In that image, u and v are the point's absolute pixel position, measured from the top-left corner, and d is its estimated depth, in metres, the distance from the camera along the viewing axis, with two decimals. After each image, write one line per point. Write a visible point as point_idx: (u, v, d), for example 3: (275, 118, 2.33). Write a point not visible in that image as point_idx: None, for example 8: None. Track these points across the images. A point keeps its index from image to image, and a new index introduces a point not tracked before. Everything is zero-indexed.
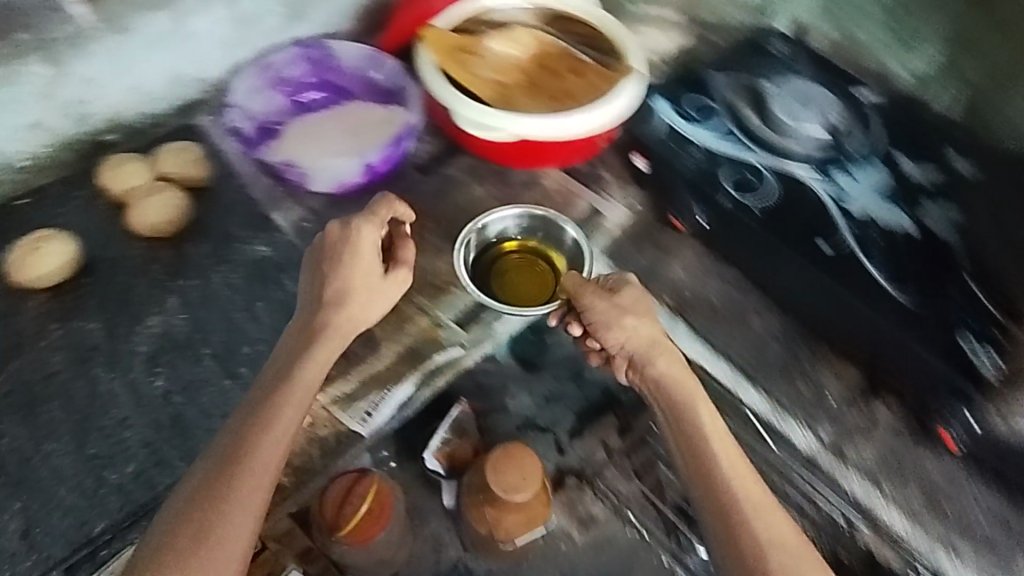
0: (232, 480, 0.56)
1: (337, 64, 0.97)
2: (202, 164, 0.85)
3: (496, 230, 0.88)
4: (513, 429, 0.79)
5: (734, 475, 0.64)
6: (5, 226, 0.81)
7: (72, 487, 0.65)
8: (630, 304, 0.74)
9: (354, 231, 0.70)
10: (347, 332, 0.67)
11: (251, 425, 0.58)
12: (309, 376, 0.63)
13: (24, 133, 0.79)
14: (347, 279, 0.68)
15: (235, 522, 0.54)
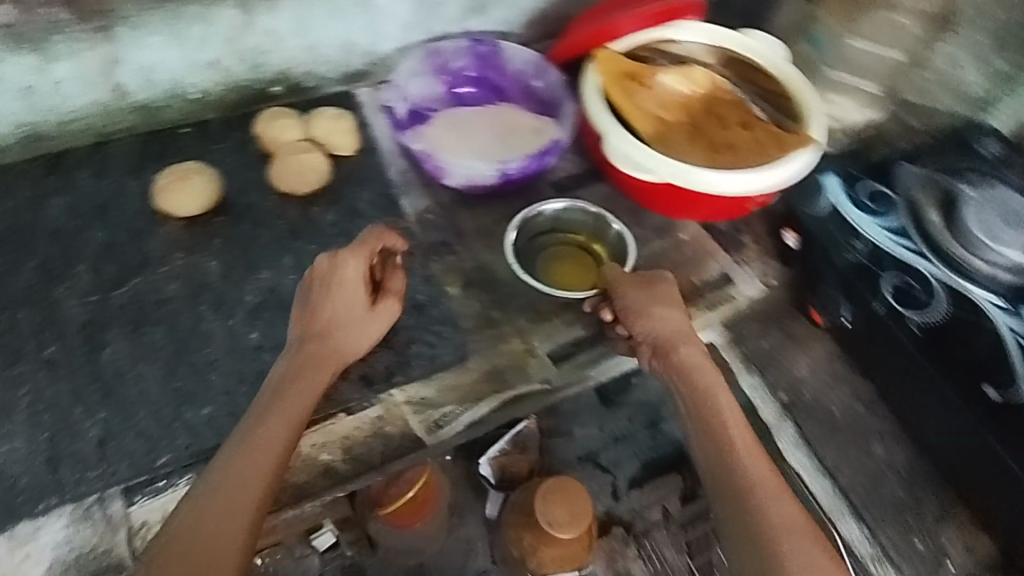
0: (219, 502, 0.55)
1: (501, 65, 0.96)
2: (352, 137, 0.86)
3: (547, 215, 0.85)
4: (574, 458, 0.93)
5: (752, 461, 0.64)
6: (164, 148, 0.85)
7: (151, 412, 0.65)
8: (664, 292, 0.74)
9: (341, 263, 0.69)
10: (335, 363, 0.66)
11: (245, 442, 0.59)
12: (291, 396, 0.62)
13: (202, 69, 0.83)
14: (331, 313, 0.67)
15: (227, 523, 0.55)
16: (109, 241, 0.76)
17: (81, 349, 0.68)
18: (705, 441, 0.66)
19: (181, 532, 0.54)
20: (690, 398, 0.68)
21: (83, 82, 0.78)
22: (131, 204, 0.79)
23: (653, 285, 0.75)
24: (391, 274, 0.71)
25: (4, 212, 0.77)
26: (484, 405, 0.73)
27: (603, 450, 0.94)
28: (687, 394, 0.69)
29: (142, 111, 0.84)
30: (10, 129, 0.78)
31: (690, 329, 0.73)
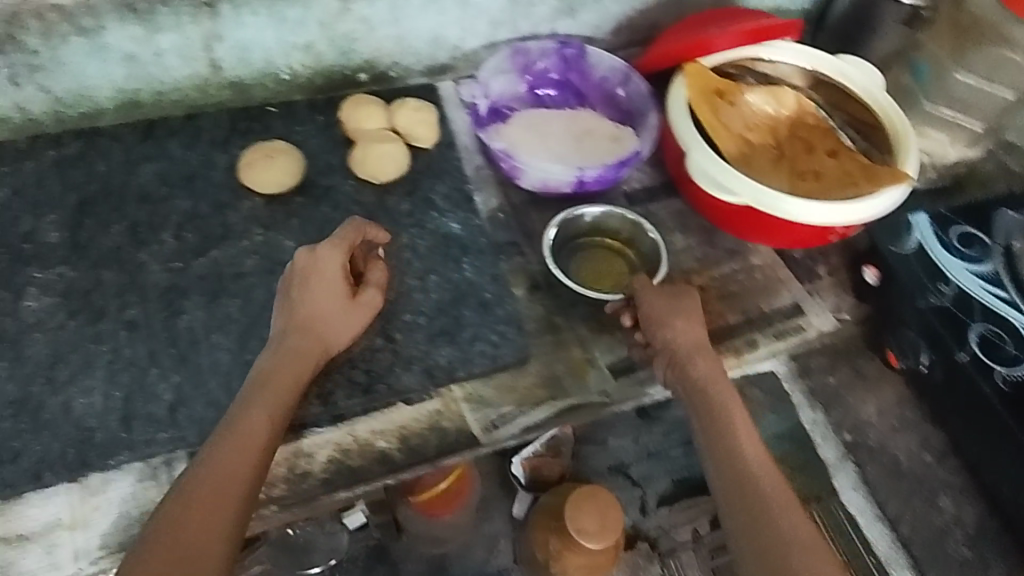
0: (203, 491, 0.55)
1: (585, 70, 0.96)
2: (432, 130, 0.86)
3: (587, 217, 0.84)
4: (605, 467, 1.06)
5: (768, 479, 0.62)
6: (252, 125, 0.87)
7: (221, 382, 0.67)
8: (687, 304, 0.73)
9: (320, 255, 0.67)
10: (317, 355, 0.65)
11: (225, 435, 0.58)
12: (276, 386, 0.62)
13: (296, 51, 0.85)
14: (310, 306, 0.66)
15: (210, 513, 0.54)
16: (193, 210, 0.78)
17: (160, 314, 0.70)
18: (719, 457, 0.64)
19: (166, 521, 0.54)
20: (704, 413, 0.67)
21: (182, 55, 0.80)
22: (216, 177, 0.81)
23: (681, 297, 0.73)
24: (373, 268, 0.70)
25: (99, 174, 0.79)
26: (540, 410, 0.73)
27: (635, 464, 1.07)
28: (700, 409, 0.67)
29: (234, 87, 0.86)
30: (111, 94, 0.81)
31: (705, 344, 0.71)
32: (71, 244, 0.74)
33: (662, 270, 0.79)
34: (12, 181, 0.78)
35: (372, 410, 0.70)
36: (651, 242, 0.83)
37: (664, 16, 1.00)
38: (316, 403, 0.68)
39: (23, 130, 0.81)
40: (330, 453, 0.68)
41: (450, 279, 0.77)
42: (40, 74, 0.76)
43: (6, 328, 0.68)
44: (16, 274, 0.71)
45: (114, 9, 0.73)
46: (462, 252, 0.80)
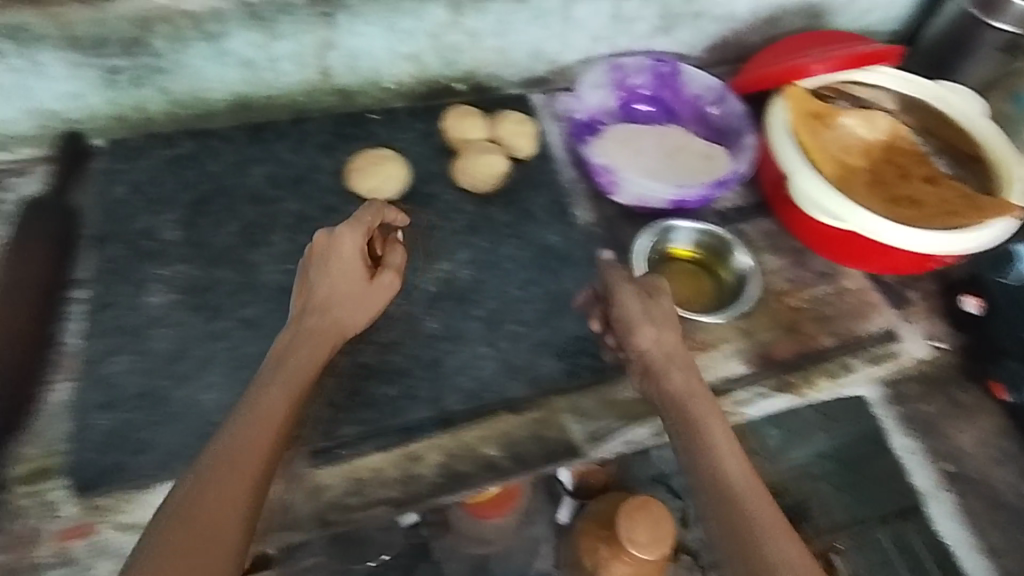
0: (220, 467, 0.55)
1: (679, 88, 0.97)
2: (532, 143, 0.88)
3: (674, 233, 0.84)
4: (648, 476, 1.04)
5: (747, 493, 0.60)
6: (354, 131, 0.88)
7: (339, 383, 0.69)
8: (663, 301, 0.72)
9: (339, 237, 0.68)
10: (334, 337, 0.65)
11: (241, 414, 0.58)
12: (294, 364, 0.62)
13: (404, 61, 0.87)
14: (329, 288, 0.66)
15: (228, 491, 0.54)
16: (303, 213, 0.79)
17: (277, 314, 0.72)
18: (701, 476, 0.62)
19: (181, 499, 0.53)
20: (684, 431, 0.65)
21: (297, 61, 0.81)
22: (323, 180, 0.82)
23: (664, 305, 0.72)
24: (393, 249, 0.70)
25: (212, 174, 0.80)
26: (644, 425, 0.73)
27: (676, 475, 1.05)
28: (683, 427, 0.65)
29: (340, 94, 0.87)
30: (224, 96, 0.82)
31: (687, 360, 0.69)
32: (189, 242, 0.75)
33: (753, 296, 0.82)
34: (127, 177, 0.79)
35: (478, 417, 0.71)
36: (741, 269, 0.83)
37: (755, 36, 1.01)
38: (427, 407, 0.70)
39: (135, 129, 0.82)
40: (440, 458, 0.69)
41: (552, 291, 0.78)
42: (159, 75, 0.77)
43: (132, 322, 0.69)
44: (137, 270, 0.72)
45: (238, 16, 0.74)
46: (562, 264, 0.81)
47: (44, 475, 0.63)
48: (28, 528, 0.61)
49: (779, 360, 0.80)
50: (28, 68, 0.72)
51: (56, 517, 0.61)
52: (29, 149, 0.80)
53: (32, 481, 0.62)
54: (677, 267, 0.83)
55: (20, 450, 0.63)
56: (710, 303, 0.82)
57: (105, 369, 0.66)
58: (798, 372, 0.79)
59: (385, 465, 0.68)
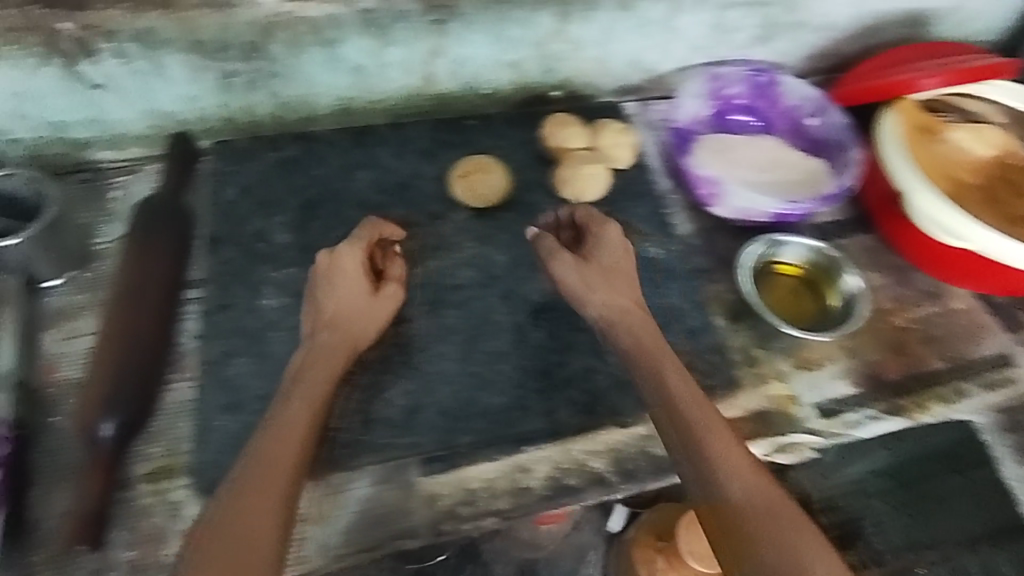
0: (247, 483, 0.56)
1: (777, 97, 0.94)
2: (632, 153, 0.86)
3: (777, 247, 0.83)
4: None
5: (731, 473, 0.60)
6: (452, 136, 0.87)
7: (451, 392, 0.69)
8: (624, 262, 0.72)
9: (341, 255, 0.67)
10: (346, 349, 0.65)
11: (264, 436, 0.59)
12: (311, 378, 0.62)
13: (505, 68, 0.86)
14: (339, 307, 0.66)
15: (255, 505, 0.55)
16: (408, 219, 0.80)
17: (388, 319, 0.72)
18: (703, 486, 0.60)
19: (212, 521, 0.54)
20: (676, 437, 0.62)
21: (404, 68, 0.82)
22: (426, 186, 0.83)
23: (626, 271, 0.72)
24: (394, 262, 0.70)
25: (318, 178, 0.81)
26: (755, 445, 0.73)
27: None
28: (677, 432, 0.62)
29: (439, 99, 0.87)
30: (330, 101, 0.83)
31: (677, 365, 0.66)
32: (299, 246, 0.76)
33: (860, 313, 0.78)
34: (237, 179, 0.80)
35: (586, 430, 0.70)
36: (850, 289, 0.81)
37: (856, 45, 0.98)
38: (538, 419, 0.69)
39: (242, 131, 0.83)
40: (549, 471, 0.68)
41: (657, 305, 0.78)
42: (275, 80, 0.78)
43: (248, 324, 0.70)
44: (253, 272, 0.73)
45: (355, 23, 0.75)
46: (666, 278, 0.80)
47: (169, 473, 0.63)
48: (155, 527, 0.61)
49: (887, 382, 0.78)
50: (151, 71, 0.73)
51: (181, 517, 0.62)
52: (138, 149, 0.81)
53: (157, 480, 0.63)
54: (779, 283, 0.82)
55: (144, 448, 0.64)
56: (817, 324, 0.80)
57: (224, 370, 0.67)
58: (908, 396, 0.78)
59: (496, 477, 0.67)
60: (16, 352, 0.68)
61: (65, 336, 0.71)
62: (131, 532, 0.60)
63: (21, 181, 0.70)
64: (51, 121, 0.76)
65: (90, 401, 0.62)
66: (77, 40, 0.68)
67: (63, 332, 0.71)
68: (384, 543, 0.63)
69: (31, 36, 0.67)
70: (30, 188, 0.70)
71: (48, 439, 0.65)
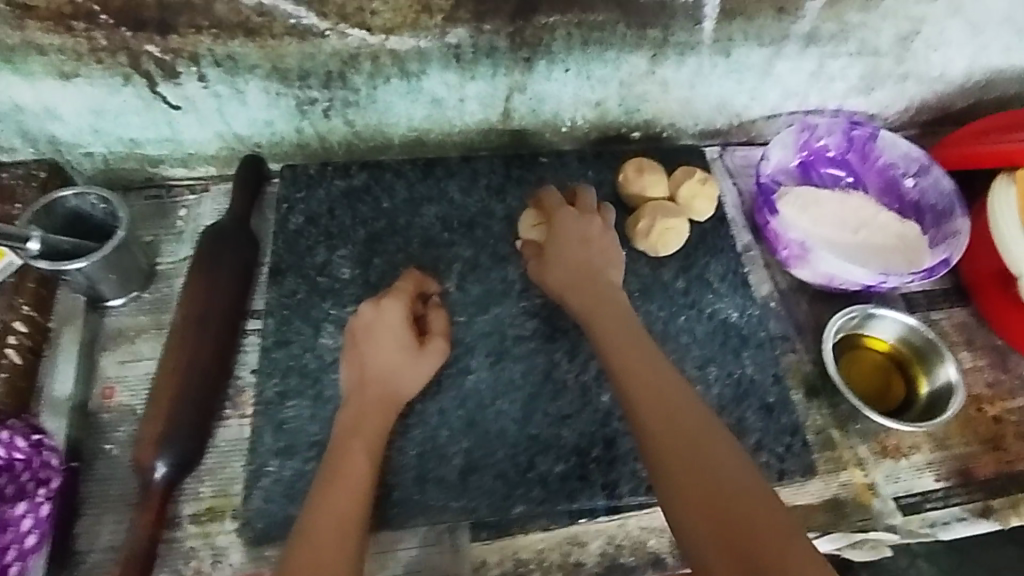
0: (319, 531, 0.54)
1: (873, 153, 0.88)
2: (712, 205, 0.81)
3: (866, 320, 0.77)
4: None
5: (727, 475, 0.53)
6: (524, 173, 0.84)
7: (508, 455, 0.66)
8: (580, 241, 0.70)
9: (383, 309, 0.66)
10: (391, 406, 0.64)
11: (322, 489, 0.57)
12: (365, 433, 0.61)
13: (586, 107, 0.82)
14: (381, 364, 0.64)
15: (325, 555, 0.52)
16: (474, 261, 0.77)
17: (448, 369, 0.69)
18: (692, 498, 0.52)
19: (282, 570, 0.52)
20: (659, 451, 0.55)
21: (483, 102, 0.79)
22: (494, 227, 0.79)
23: (585, 252, 0.69)
24: (434, 316, 0.68)
25: (385, 211, 0.79)
26: (829, 539, 0.67)
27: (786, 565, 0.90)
28: (661, 445, 0.55)
29: (514, 134, 0.84)
30: (404, 131, 0.81)
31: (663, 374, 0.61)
32: (363, 283, 0.74)
33: (958, 403, 0.71)
34: (305, 207, 0.78)
35: (647, 505, 0.66)
36: (945, 382, 0.74)
37: (964, 100, 0.90)
38: (599, 492, 0.65)
39: (312, 156, 0.82)
40: (604, 546, 0.65)
41: (731, 374, 0.73)
42: (351, 109, 0.76)
43: (306, 364, 0.68)
44: (314, 307, 0.71)
45: (442, 57, 0.72)
46: (742, 345, 0.75)
47: (216, 515, 0.62)
48: (198, 570, 0.60)
49: (977, 479, 0.72)
50: (230, 94, 0.72)
51: (225, 564, 0.60)
52: (208, 168, 0.80)
53: (204, 522, 0.62)
54: (863, 361, 0.77)
55: (193, 486, 0.63)
56: (901, 414, 0.74)
57: (280, 412, 0.65)
58: (1000, 497, 0.71)
59: (548, 548, 0.64)
60: (75, 370, 0.68)
61: (123, 359, 0.70)
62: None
63: (95, 198, 0.69)
64: (125, 137, 0.75)
65: (149, 435, 0.60)
66: (161, 61, 0.68)
67: (123, 355, 0.70)
68: None
69: (116, 56, 0.66)
70: (103, 206, 0.69)
71: (101, 466, 0.64)
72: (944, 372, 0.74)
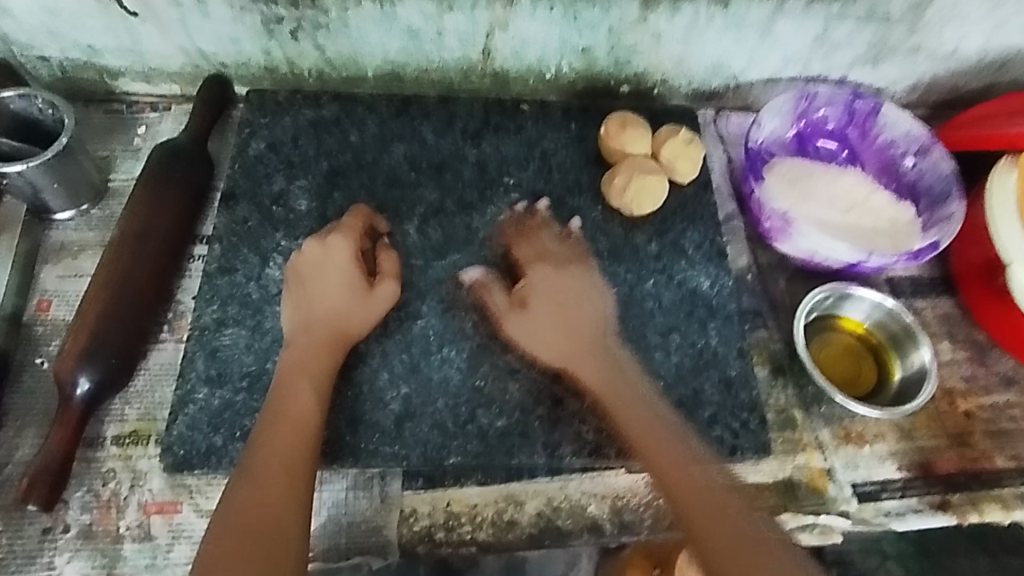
0: (261, 475, 0.52)
1: (874, 129, 0.83)
2: (695, 168, 0.76)
3: (842, 302, 0.73)
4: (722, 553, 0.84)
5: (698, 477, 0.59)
6: (502, 119, 0.79)
7: (449, 405, 0.63)
8: (568, 294, 0.66)
9: (330, 246, 0.64)
10: (332, 343, 0.60)
11: (263, 428, 0.55)
12: (310, 370, 0.59)
13: (573, 54, 0.78)
14: (324, 299, 0.62)
15: (272, 497, 0.51)
16: (439, 205, 0.73)
17: (397, 313, 0.67)
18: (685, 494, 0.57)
19: (224, 512, 0.50)
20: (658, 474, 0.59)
21: (463, 39, 0.75)
22: (464, 172, 0.76)
23: (573, 305, 0.65)
24: (384, 256, 0.65)
25: (351, 144, 0.75)
26: (776, 521, 0.64)
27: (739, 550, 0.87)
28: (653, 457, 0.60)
29: (496, 78, 0.80)
30: (378, 64, 0.77)
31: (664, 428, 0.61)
32: (319, 217, 0.71)
33: (927, 393, 0.68)
34: (268, 133, 0.74)
35: (589, 469, 0.64)
36: (919, 367, 0.70)
37: (976, 81, 0.85)
38: (539, 452, 0.63)
39: (282, 83, 0.78)
40: (541, 506, 0.63)
41: (693, 345, 0.69)
42: (322, 32, 0.72)
43: (248, 294, 0.65)
44: (264, 237, 0.68)
45: None
46: (709, 316, 0.71)
47: (139, 439, 0.60)
48: (114, 492, 0.58)
49: (939, 474, 0.69)
50: (190, 4, 0.68)
51: (142, 489, 0.58)
52: (172, 86, 0.77)
53: (126, 445, 0.60)
54: (837, 346, 0.73)
55: (119, 407, 0.61)
56: (869, 402, 0.70)
57: (215, 339, 0.63)
58: (960, 493, 0.68)
59: (482, 503, 0.62)
60: (10, 280, 0.65)
61: (63, 274, 0.67)
62: (90, 495, 0.58)
63: (42, 101, 0.66)
64: (84, 43, 0.72)
65: (71, 348, 0.58)
66: None
67: (63, 269, 0.68)
68: (349, 557, 0.59)
69: None
70: (50, 111, 0.66)
71: (28, 379, 0.62)
72: (918, 361, 0.71)
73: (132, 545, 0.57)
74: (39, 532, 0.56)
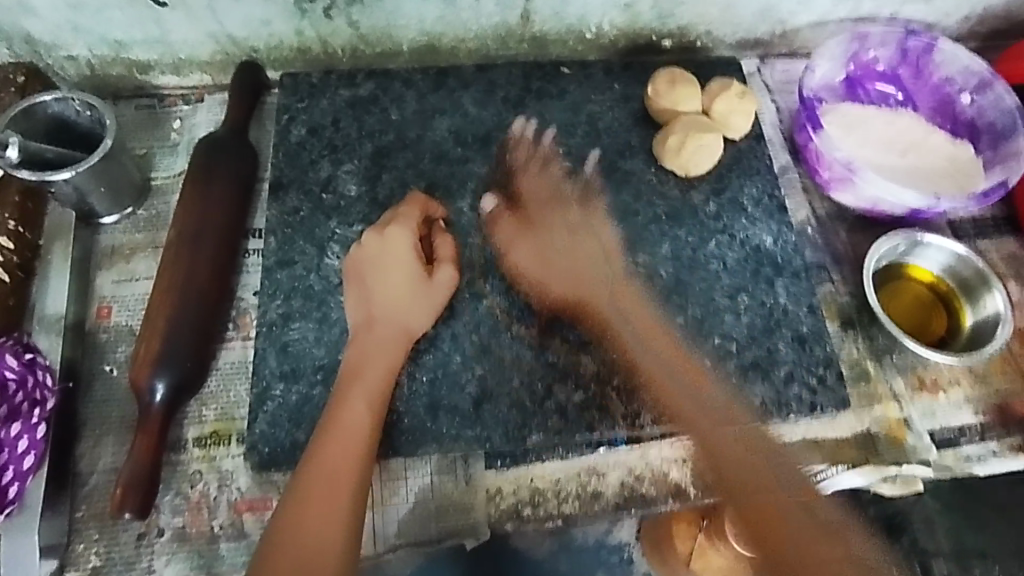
0: (309, 489, 0.52)
1: (931, 66, 0.79)
2: (749, 122, 0.73)
3: (907, 252, 0.72)
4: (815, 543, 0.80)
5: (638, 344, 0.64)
6: (545, 83, 0.76)
7: (525, 384, 0.62)
8: (550, 226, 0.68)
9: (388, 237, 0.62)
10: (401, 341, 0.60)
11: (319, 437, 0.55)
12: (367, 371, 0.58)
13: (614, 10, 0.75)
14: (385, 297, 0.60)
15: (316, 514, 0.51)
16: (490, 179, 0.71)
17: (461, 294, 0.65)
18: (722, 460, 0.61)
19: (276, 528, 0.51)
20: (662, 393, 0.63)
21: (501, 2, 0.72)
22: (512, 143, 0.73)
23: (578, 257, 0.67)
24: (440, 241, 0.64)
25: (394, 123, 0.73)
26: (859, 474, 0.65)
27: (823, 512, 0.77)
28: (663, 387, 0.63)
29: (535, 41, 0.77)
30: (414, 36, 0.74)
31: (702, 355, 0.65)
32: (371, 201, 0.69)
33: (1003, 336, 0.67)
34: (307, 118, 0.72)
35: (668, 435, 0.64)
36: (992, 312, 0.69)
37: None
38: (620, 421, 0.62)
39: (314, 63, 0.76)
40: (622, 476, 0.63)
41: (763, 304, 0.68)
42: (356, 8, 0.70)
43: (310, 286, 0.64)
44: (319, 226, 0.67)
45: None
46: (775, 273, 0.69)
47: (220, 439, 0.60)
48: (203, 494, 0.58)
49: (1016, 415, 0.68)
50: None
51: (231, 488, 0.59)
52: (202, 75, 0.75)
53: (208, 447, 0.60)
54: (904, 295, 0.72)
55: (196, 410, 0.61)
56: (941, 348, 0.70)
57: (284, 334, 0.62)
58: None
59: (566, 477, 0.63)
60: (68, 286, 0.64)
61: (119, 278, 0.66)
62: (180, 499, 0.58)
63: (78, 104, 0.63)
64: (108, 36, 0.69)
65: (140, 360, 0.57)
66: None
67: (118, 274, 0.66)
68: (442, 539, 0.60)
69: None
70: (88, 113, 0.64)
71: (100, 387, 0.62)
72: (992, 304, 0.69)
73: (228, 544, 0.57)
74: (135, 538, 0.57)
